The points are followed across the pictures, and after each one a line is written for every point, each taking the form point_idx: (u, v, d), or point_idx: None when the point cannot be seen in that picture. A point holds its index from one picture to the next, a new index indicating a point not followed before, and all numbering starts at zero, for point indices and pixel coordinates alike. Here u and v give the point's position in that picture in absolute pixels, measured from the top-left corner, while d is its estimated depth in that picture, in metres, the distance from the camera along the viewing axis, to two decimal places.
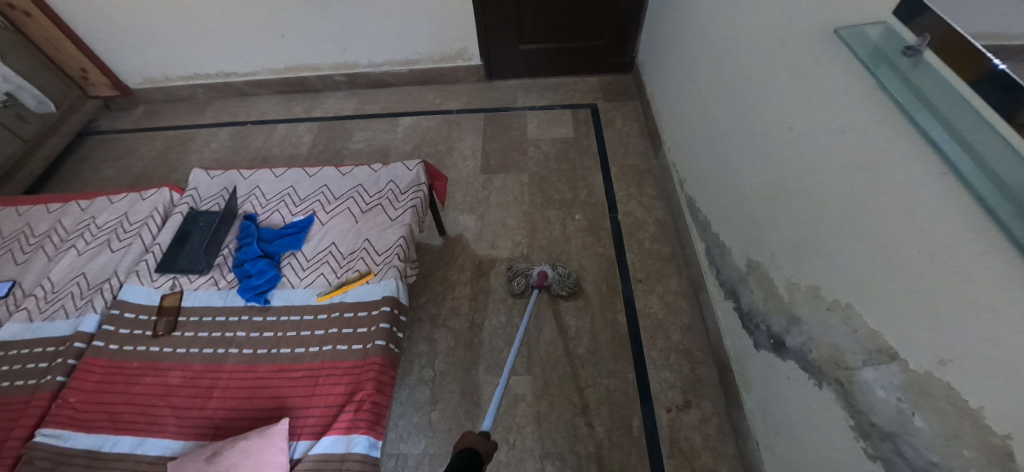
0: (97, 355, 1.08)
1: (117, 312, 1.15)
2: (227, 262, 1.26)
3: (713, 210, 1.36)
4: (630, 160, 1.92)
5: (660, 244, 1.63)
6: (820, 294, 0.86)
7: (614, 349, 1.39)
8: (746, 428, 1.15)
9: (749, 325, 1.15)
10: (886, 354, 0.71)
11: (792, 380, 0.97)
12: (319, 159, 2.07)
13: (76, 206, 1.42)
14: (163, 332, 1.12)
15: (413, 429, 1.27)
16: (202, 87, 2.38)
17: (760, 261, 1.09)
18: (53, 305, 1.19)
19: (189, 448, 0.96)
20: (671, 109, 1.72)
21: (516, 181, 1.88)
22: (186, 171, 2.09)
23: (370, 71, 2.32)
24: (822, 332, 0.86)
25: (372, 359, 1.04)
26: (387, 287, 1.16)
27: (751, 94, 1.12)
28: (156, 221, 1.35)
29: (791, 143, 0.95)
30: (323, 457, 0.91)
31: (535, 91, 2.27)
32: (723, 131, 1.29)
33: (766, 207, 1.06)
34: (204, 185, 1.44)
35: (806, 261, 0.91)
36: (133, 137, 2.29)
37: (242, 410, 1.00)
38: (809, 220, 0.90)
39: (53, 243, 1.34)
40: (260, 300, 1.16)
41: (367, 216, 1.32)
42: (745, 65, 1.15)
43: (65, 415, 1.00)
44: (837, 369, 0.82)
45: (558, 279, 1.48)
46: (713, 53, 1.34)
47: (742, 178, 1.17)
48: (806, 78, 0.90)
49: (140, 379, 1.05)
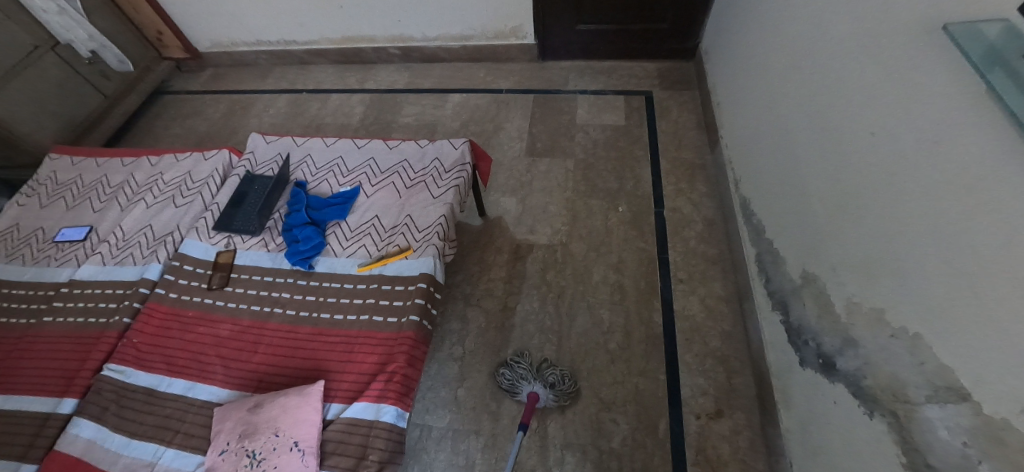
0: (159, 302, 1.17)
1: (178, 263, 1.24)
2: (277, 225, 1.31)
3: (770, 214, 1.27)
4: (683, 154, 1.82)
5: (707, 245, 1.55)
6: (884, 318, 0.79)
7: (646, 348, 1.35)
8: (780, 446, 1.10)
9: (797, 340, 1.08)
10: (955, 393, 0.64)
11: (840, 405, 0.90)
12: (369, 131, 2.11)
13: (147, 161, 1.53)
14: (217, 286, 1.20)
15: (439, 403, 1.31)
16: (264, 53, 2.47)
17: (818, 274, 1.01)
18: (124, 252, 1.30)
19: (233, 397, 1.03)
20: (735, 101, 1.61)
21: (561, 167, 1.83)
22: (246, 134, 2.19)
23: (423, 46, 2.32)
24: (882, 359, 0.79)
25: (405, 333, 1.06)
26: (424, 264, 1.17)
27: (830, 91, 1.02)
28: (216, 182, 1.43)
29: (871, 148, 0.86)
30: (352, 421, 0.95)
31: (589, 75, 2.19)
32: (791, 130, 1.19)
33: (833, 216, 0.98)
34: (261, 149, 1.50)
35: (873, 280, 0.83)
36: (200, 98, 2.42)
37: (282, 367, 1.06)
38: (882, 235, 0.82)
39: (126, 195, 1.45)
40: (305, 265, 1.20)
41: (410, 192, 1.33)
42: (826, 58, 1.04)
43: (130, 353, 1.09)
44: (894, 401, 0.75)
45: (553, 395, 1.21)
46: (790, 43, 1.22)
47: (808, 183, 1.08)
48: (900, 76, 0.80)
49: (194, 328, 1.13)
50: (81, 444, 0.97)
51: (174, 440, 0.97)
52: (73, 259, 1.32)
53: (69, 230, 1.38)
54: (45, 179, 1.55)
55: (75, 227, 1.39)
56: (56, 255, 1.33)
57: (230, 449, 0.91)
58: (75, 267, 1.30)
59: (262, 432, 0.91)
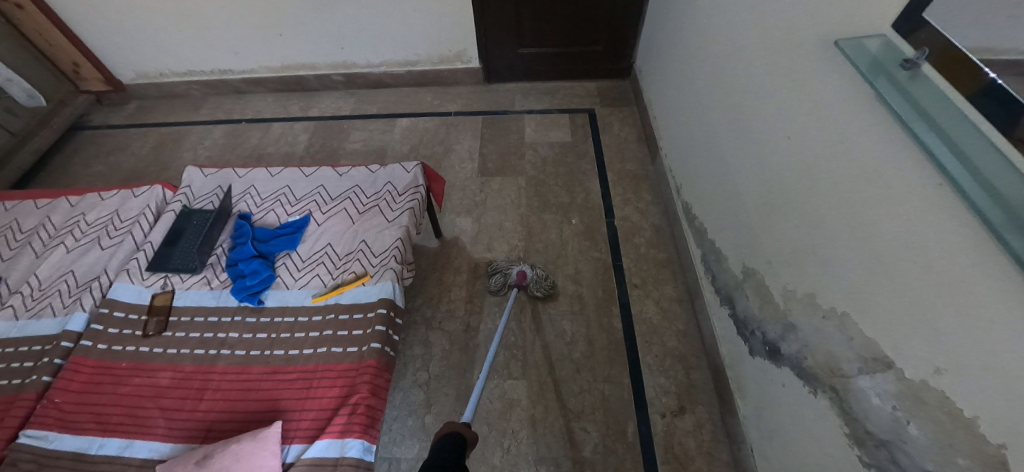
0: (85, 355, 1.06)
1: (106, 310, 1.13)
2: (220, 261, 1.24)
3: (709, 217, 1.38)
4: (627, 166, 1.93)
5: (656, 250, 1.64)
6: (816, 302, 0.87)
7: (609, 353, 1.39)
8: (740, 434, 1.16)
9: (745, 331, 1.15)
10: (881, 362, 0.71)
11: (788, 387, 0.97)
12: (316, 159, 2.05)
13: (66, 202, 1.40)
14: (153, 332, 1.10)
15: (406, 433, 1.26)
16: (196, 84, 2.35)
17: (756, 268, 1.10)
18: (40, 303, 1.17)
19: (178, 451, 0.94)
20: (669, 115, 1.73)
21: (513, 184, 1.88)
22: (179, 169, 2.06)
23: (367, 72, 2.31)
24: (818, 340, 0.86)
25: (367, 362, 1.03)
26: (383, 289, 1.14)
27: (749, 102, 1.13)
28: (148, 219, 1.33)
29: (789, 151, 0.96)
30: (316, 461, 0.90)
31: (533, 95, 2.27)
32: (720, 138, 1.30)
33: (763, 214, 1.07)
34: (198, 182, 1.42)
35: (802, 268, 0.91)
36: (124, 132, 2.25)
37: (232, 413, 0.98)
38: (806, 227, 0.90)
39: (41, 239, 1.31)
40: (253, 301, 1.14)
41: (364, 217, 1.31)
42: (744, 73, 1.16)
43: (50, 415, 0.97)
44: (832, 377, 0.83)
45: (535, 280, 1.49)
46: (711, 61, 1.35)
47: (739, 185, 1.18)
48: (805, 87, 0.91)
49: (128, 380, 1.03)
50: None
51: None
52: None
53: None
54: None
55: None
56: None
57: None
58: None
59: None
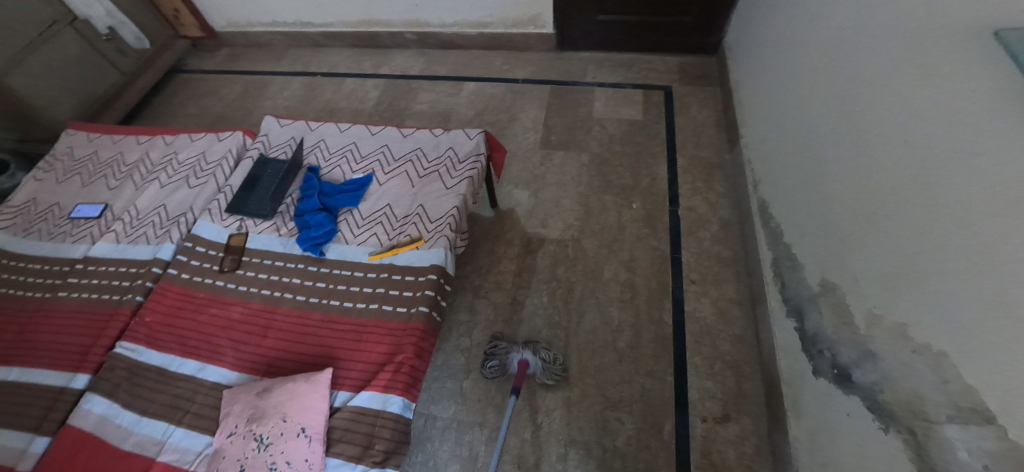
0: (172, 282, 1.18)
1: (190, 244, 1.24)
2: (289, 210, 1.31)
3: (789, 218, 1.25)
4: (701, 152, 1.78)
5: (721, 247, 1.52)
6: (908, 333, 0.76)
7: (655, 348, 1.34)
8: (788, 454, 1.08)
9: (811, 349, 1.05)
10: (980, 415, 0.61)
11: (854, 417, 0.88)
12: (383, 117, 2.09)
13: (162, 140, 1.53)
14: (228, 269, 1.20)
15: (445, 394, 1.31)
16: (279, 34, 2.45)
17: (838, 283, 0.98)
18: (138, 231, 1.31)
19: (242, 380, 1.04)
20: (758, 100, 1.56)
21: (575, 161, 1.81)
22: (260, 116, 2.19)
23: (440, 32, 2.28)
24: (902, 375, 0.76)
25: (414, 324, 1.05)
26: (435, 255, 1.16)
27: (863, 94, 0.98)
28: (229, 163, 1.42)
29: (904, 156, 0.83)
30: (359, 410, 0.95)
31: (607, 67, 2.14)
32: (818, 134, 1.15)
33: (858, 225, 0.95)
34: (275, 132, 1.49)
35: (897, 293, 0.80)
36: (215, 78, 2.42)
37: (290, 353, 1.06)
38: (911, 247, 0.79)
39: (141, 173, 1.46)
40: (316, 252, 1.20)
41: (423, 181, 1.32)
42: (861, 60, 1.00)
43: (142, 331, 1.10)
44: (912, 418, 0.73)
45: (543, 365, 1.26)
46: (822, 42, 1.18)
47: (834, 189, 1.05)
48: (942, 83, 0.77)
49: (206, 309, 1.14)
50: (93, 420, 0.98)
51: (183, 420, 0.98)
52: (88, 236, 1.33)
53: (84, 206, 1.39)
54: (62, 155, 1.56)
55: (90, 204, 1.40)
56: (72, 232, 1.34)
57: (238, 432, 0.92)
58: (90, 244, 1.31)
59: (270, 416, 0.91)
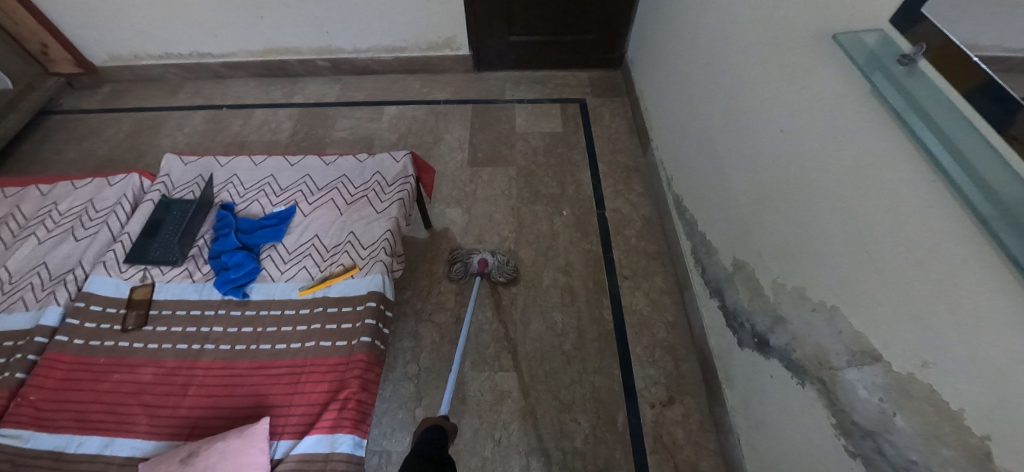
0: (61, 350, 1.02)
1: (82, 304, 1.08)
2: (203, 253, 1.20)
3: (700, 209, 1.38)
4: (618, 157, 1.92)
5: (647, 242, 1.64)
6: (806, 295, 0.88)
7: (600, 345, 1.40)
8: (728, 424, 1.18)
9: (734, 323, 1.17)
10: (869, 355, 0.72)
11: (776, 378, 0.99)
12: (300, 147, 2.00)
13: (36, 190, 1.34)
14: (133, 327, 1.07)
15: (397, 425, 1.25)
16: (173, 67, 2.26)
17: (746, 261, 1.11)
18: (11, 297, 1.12)
19: (162, 449, 0.92)
20: (660, 106, 1.73)
21: (504, 175, 1.86)
22: (157, 156, 1.98)
23: (354, 57, 2.25)
24: (807, 333, 0.87)
25: (357, 356, 1.01)
26: (372, 282, 1.12)
27: (742, 95, 1.13)
28: (125, 209, 1.27)
29: (781, 144, 0.96)
30: (305, 457, 0.89)
31: (524, 84, 2.24)
32: (712, 131, 1.29)
33: (755, 208, 1.08)
34: (177, 172, 1.36)
35: (792, 262, 0.93)
36: (98, 118, 2.16)
37: (219, 408, 0.96)
38: (797, 221, 0.91)
39: (11, 230, 1.26)
40: (238, 294, 1.11)
41: (352, 208, 1.28)
42: (738, 65, 1.15)
43: (25, 413, 0.94)
44: (820, 369, 0.84)
45: (499, 266, 1.50)
46: (705, 52, 1.34)
47: (731, 178, 1.18)
48: (800, 81, 0.91)
49: (107, 376, 1.00)
50: None
51: None
52: None
53: None
54: None
55: None
56: None
57: None
58: None
59: None
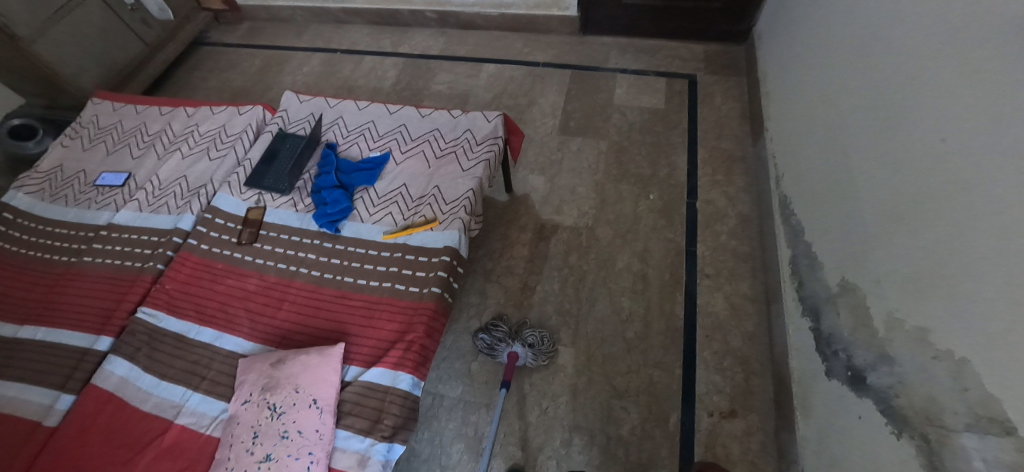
0: (191, 251, 1.21)
1: (210, 216, 1.26)
2: (307, 186, 1.32)
3: (811, 216, 1.21)
4: (722, 144, 1.74)
5: (738, 242, 1.50)
6: (928, 338, 0.74)
7: (665, 340, 1.33)
8: (794, 453, 1.07)
9: (826, 350, 1.03)
10: (998, 425, 0.60)
11: (866, 420, 0.87)
12: (401, 96, 2.08)
13: (184, 112, 1.55)
14: (246, 241, 1.22)
15: (453, 374, 1.32)
16: (301, 10, 2.44)
17: (858, 285, 0.96)
18: (160, 201, 1.33)
19: (257, 350, 1.06)
20: (786, 92, 1.51)
21: (593, 148, 1.78)
22: (279, 91, 2.19)
23: (461, 11, 2.24)
24: (920, 381, 0.74)
25: (425, 304, 1.06)
26: (449, 237, 1.16)
27: (897, 89, 0.94)
28: (248, 137, 1.43)
29: (937, 155, 0.80)
30: (369, 385, 0.97)
31: (630, 53, 2.09)
32: (848, 128, 1.11)
33: (884, 226, 0.91)
34: (294, 108, 1.49)
35: (920, 297, 0.78)
36: (237, 51, 2.43)
37: (304, 326, 1.08)
38: (937, 250, 0.76)
39: (163, 144, 1.48)
40: (332, 229, 1.21)
41: (440, 162, 1.31)
42: (900, 52, 0.95)
43: (162, 298, 1.14)
44: (927, 424, 0.72)
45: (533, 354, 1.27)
46: (860, 33, 1.12)
47: (860, 187, 1.01)
48: (986, 77, 0.73)
49: (223, 280, 1.16)
50: (115, 381, 1.02)
51: (200, 386, 1.01)
52: (112, 204, 1.35)
53: (108, 175, 1.42)
54: (88, 123, 1.59)
55: (114, 172, 1.43)
56: (97, 199, 1.38)
57: (252, 400, 0.94)
58: (113, 212, 1.34)
59: (283, 386, 0.94)
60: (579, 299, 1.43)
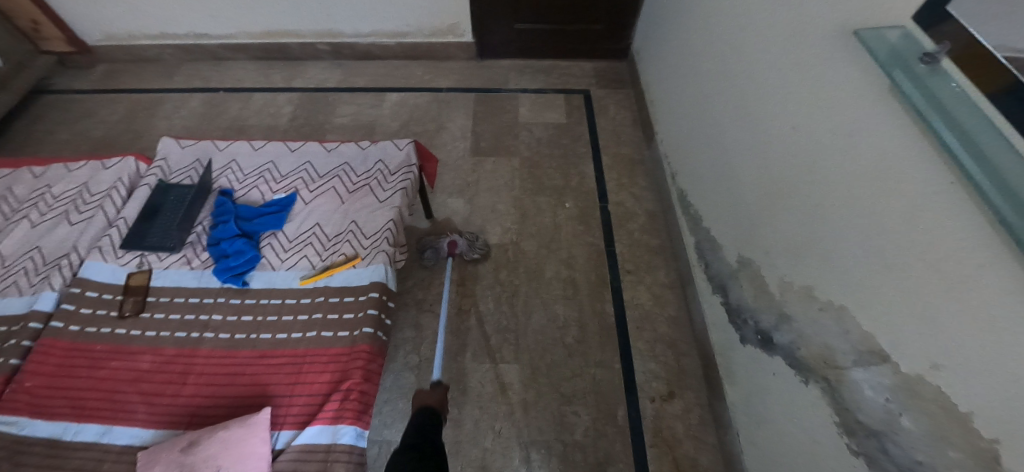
0: (57, 336, 1.00)
1: (78, 290, 1.07)
2: (201, 240, 1.18)
3: (706, 205, 1.37)
4: (622, 150, 1.90)
5: (650, 236, 1.63)
6: (813, 294, 0.88)
7: (602, 339, 1.40)
8: (728, 419, 1.18)
9: (737, 320, 1.16)
10: (877, 355, 0.72)
11: (780, 376, 0.98)
12: (300, 132, 1.96)
13: (28, 172, 1.30)
14: (130, 313, 1.05)
15: (398, 415, 1.25)
16: (169, 48, 2.21)
17: (752, 258, 1.10)
18: (5, 281, 1.10)
19: (161, 437, 0.91)
20: (667, 99, 1.70)
21: (507, 166, 1.84)
22: (153, 138, 1.94)
23: (355, 42, 2.20)
24: (813, 331, 0.87)
25: (359, 347, 1.00)
26: (375, 272, 1.11)
27: (754, 89, 1.11)
28: (121, 193, 1.24)
29: (794, 141, 0.95)
30: (307, 447, 0.88)
31: (528, 74, 2.21)
32: (722, 125, 1.27)
33: (765, 205, 1.06)
34: (175, 155, 1.33)
35: (801, 261, 0.92)
36: (92, 98, 2.11)
37: (219, 397, 0.95)
38: (808, 221, 0.90)
39: (4, 213, 1.23)
40: (238, 283, 1.09)
41: (354, 196, 1.25)
42: (751, 60, 1.13)
43: (22, 399, 0.93)
44: (825, 368, 0.84)
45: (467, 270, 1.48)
46: (716, 45, 1.31)
47: (740, 174, 1.17)
48: (817, 75, 0.89)
49: (105, 363, 0.98)
50: None
51: None
52: None
53: None
54: None
55: None
56: None
57: None
58: None
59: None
60: (515, 313, 1.44)
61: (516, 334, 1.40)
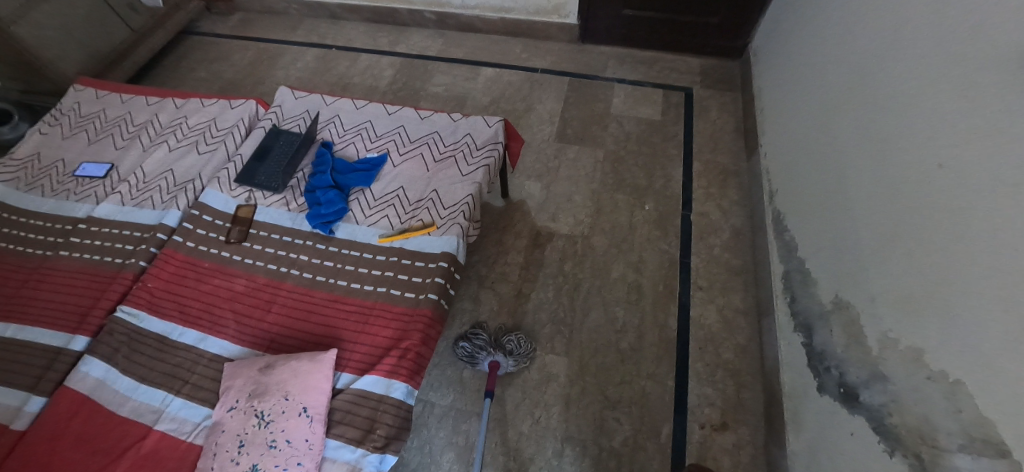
0: (176, 249, 1.16)
1: (197, 212, 1.21)
2: (300, 185, 1.28)
3: (805, 233, 1.23)
4: (717, 158, 1.76)
5: (731, 255, 1.51)
6: (922, 359, 0.76)
7: (658, 351, 1.33)
8: (784, 467, 1.08)
9: (818, 366, 1.05)
10: (992, 447, 0.60)
11: (858, 437, 0.88)
12: (397, 96, 2.05)
13: (172, 103, 1.50)
14: (235, 240, 1.18)
15: (444, 381, 1.30)
16: (296, 4, 2.40)
17: (852, 303, 0.98)
18: (143, 194, 1.28)
19: (244, 354, 1.02)
20: (782, 109, 1.54)
21: (590, 156, 1.78)
22: (272, 85, 2.14)
23: (461, 13, 2.24)
24: (913, 400, 0.76)
25: (421, 310, 1.04)
26: (447, 243, 1.14)
27: (895, 112, 0.96)
28: (240, 132, 1.39)
29: (934, 179, 0.81)
30: (362, 393, 0.94)
31: (628, 63, 2.11)
32: (844, 148, 1.13)
33: (880, 246, 0.93)
34: (289, 104, 1.46)
35: (914, 318, 0.79)
36: (228, 43, 2.36)
37: (295, 330, 1.05)
38: (933, 273, 0.77)
39: (149, 135, 1.43)
40: (326, 230, 1.18)
41: (439, 166, 1.29)
42: (899, 76, 0.97)
43: (143, 296, 1.08)
44: (920, 444, 0.73)
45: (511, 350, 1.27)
46: (857, 55, 1.15)
47: (857, 206, 1.03)
48: (982, 106, 0.74)
49: (210, 279, 1.12)
50: (90, 383, 0.97)
51: (182, 390, 0.97)
52: (92, 196, 1.29)
53: (88, 166, 1.35)
54: (67, 110, 1.52)
55: (95, 163, 1.37)
56: (76, 190, 1.31)
57: (238, 407, 0.91)
58: (94, 204, 1.28)
59: (272, 393, 0.90)
60: (572, 307, 1.42)
61: (571, 328, 1.38)
